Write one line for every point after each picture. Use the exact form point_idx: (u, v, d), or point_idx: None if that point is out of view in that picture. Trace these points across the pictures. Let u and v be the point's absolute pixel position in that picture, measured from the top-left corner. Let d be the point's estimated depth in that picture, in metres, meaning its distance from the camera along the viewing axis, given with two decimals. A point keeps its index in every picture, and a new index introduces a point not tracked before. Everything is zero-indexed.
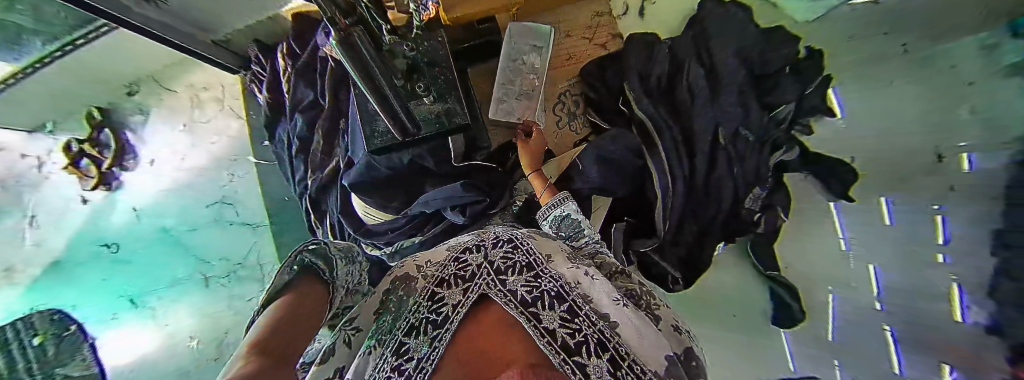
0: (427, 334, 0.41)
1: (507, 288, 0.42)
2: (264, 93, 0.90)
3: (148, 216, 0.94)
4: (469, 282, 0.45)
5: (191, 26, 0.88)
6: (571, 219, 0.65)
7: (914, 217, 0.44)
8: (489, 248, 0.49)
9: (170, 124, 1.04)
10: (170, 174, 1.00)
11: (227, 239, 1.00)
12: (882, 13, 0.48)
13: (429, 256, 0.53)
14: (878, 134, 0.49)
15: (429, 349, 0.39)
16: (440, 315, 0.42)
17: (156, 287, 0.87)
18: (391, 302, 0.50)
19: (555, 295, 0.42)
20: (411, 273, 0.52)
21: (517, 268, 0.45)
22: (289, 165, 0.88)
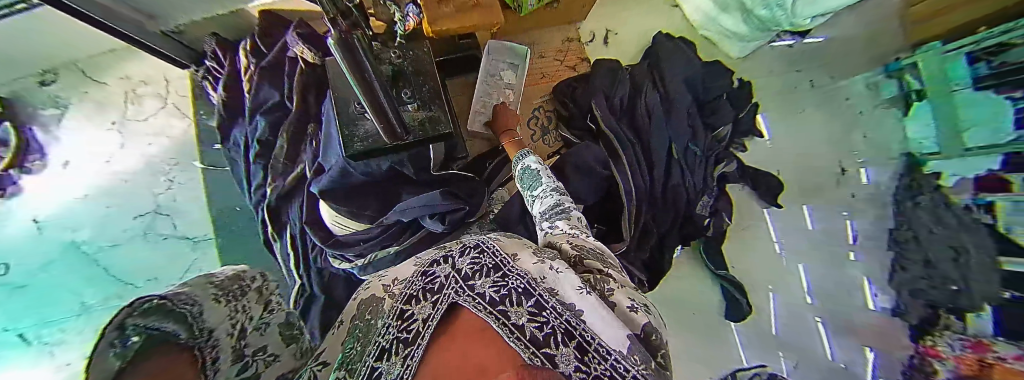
0: (398, 354, 0.32)
1: (477, 294, 0.36)
2: (219, 92, 0.83)
3: (57, 229, 0.79)
4: (439, 293, 0.37)
5: (136, 13, 0.77)
6: (531, 169, 0.66)
7: (831, 222, 0.68)
8: (456, 254, 0.41)
9: (96, 121, 0.88)
10: (89, 179, 0.85)
11: (160, 254, 0.86)
12: (796, 54, 0.81)
13: (400, 272, 0.44)
14: (795, 149, 0.80)
15: (401, 369, 0.31)
16: (410, 333, 0.33)
17: (57, 318, 0.72)
18: (357, 331, 0.37)
19: (522, 292, 0.36)
20: (378, 295, 0.41)
21: (484, 271, 0.38)
22: (246, 171, 0.81)
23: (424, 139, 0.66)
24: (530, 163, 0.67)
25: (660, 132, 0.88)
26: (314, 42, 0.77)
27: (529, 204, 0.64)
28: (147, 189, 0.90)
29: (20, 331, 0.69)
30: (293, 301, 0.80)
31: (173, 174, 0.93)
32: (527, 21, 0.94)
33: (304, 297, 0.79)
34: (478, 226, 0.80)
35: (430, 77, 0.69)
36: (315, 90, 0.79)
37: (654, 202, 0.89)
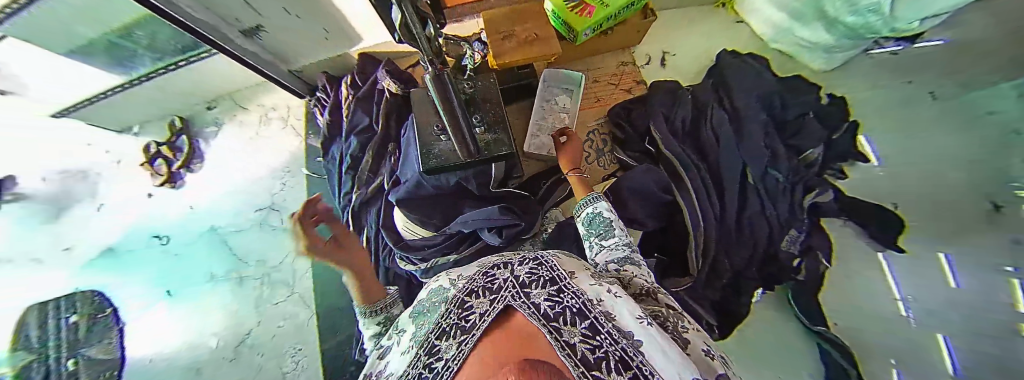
0: (455, 338, 0.32)
1: (532, 301, 0.34)
2: (325, 116, 1.02)
3: (201, 213, 1.07)
4: (497, 292, 0.36)
5: (270, 54, 0.92)
6: (603, 217, 0.64)
7: (988, 281, 0.53)
8: (516, 263, 0.41)
9: (240, 136, 1.13)
10: (231, 180, 1.10)
11: (265, 241, 1.02)
12: (897, 59, 0.82)
13: (462, 270, 0.45)
14: (921, 178, 0.70)
15: (455, 353, 0.30)
16: (467, 322, 0.33)
17: (190, 281, 1.00)
18: (425, 307, 0.42)
19: (578, 311, 0.32)
20: (444, 286, 0.43)
21: (540, 281, 0.37)
22: (338, 180, 0.96)
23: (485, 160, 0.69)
24: (601, 209, 0.65)
25: (729, 153, 0.81)
26: (399, 76, 0.93)
27: (589, 251, 0.61)
28: (267, 189, 1.08)
29: (170, 289, 0.99)
30: None
31: (285, 180, 1.08)
32: (586, 49, 0.95)
33: None
34: (531, 244, 0.82)
35: (492, 103, 0.75)
36: (397, 117, 0.94)
37: (728, 232, 0.79)
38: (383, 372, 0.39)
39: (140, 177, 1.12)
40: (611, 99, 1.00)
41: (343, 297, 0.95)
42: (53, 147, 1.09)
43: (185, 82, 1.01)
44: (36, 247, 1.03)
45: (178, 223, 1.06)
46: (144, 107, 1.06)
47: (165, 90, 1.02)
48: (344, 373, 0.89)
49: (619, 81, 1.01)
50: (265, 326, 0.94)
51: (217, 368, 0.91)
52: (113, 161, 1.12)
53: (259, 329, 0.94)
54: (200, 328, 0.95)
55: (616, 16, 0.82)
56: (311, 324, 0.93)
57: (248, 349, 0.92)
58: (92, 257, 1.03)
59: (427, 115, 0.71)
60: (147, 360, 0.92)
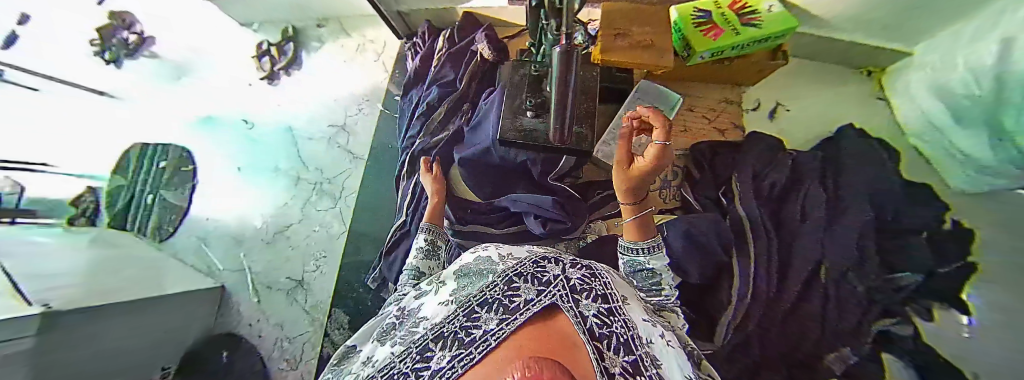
0: (496, 313, 0.29)
1: (581, 311, 0.30)
2: (416, 60, 1.04)
3: (286, 113, 1.18)
4: (548, 285, 0.32)
5: None
6: (651, 269, 0.55)
7: None
8: (565, 262, 0.37)
9: (336, 56, 1.20)
10: (316, 92, 1.18)
11: (325, 156, 1.11)
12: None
13: (515, 250, 0.42)
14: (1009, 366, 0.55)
15: (497, 326, 0.27)
16: (512, 302, 0.30)
17: (258, 167, 1.15)
18: (470, 272, 0.41)
19: (626, 345, 0.29)
20: (492, 258, 0.41)
21: (594, 294, 0.33)
22: (408, 123, 0.99)
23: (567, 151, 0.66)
24: (655, 265, 0.55)
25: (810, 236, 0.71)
26: (496, 44, 0.92)
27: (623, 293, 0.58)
28: (342, 111, 1.15)
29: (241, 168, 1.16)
30: (393, 231, 0.91)
31: (362, 107, 1.14)
32: (691, 72, 0.87)
33: (400, 231, 0.88)
34: (566, 244, 0.80)
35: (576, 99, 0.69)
36: (481, 81, 0.94)
37: (779, 315, 0.68)
38: (416, 313, 0.39)
39: (248, 67, 1.26)
40: (698, 134, 0.93)
41: (375, 227, 1.00)
42: (199, 28, 1.32)
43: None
44: (173, 100, 1.28)
45: (267, 116, 1.19)
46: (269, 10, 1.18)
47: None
48: (353, 292, 0.95)
49: (715, 118, 0.93)
50: (303, 226, 1.05)
51: (254, 247, 1.06)
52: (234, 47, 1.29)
53: (295, 230, 1.05)
54: (252, 208, 1.10)
55: (740, 49, 0.73)
56: (341, 240, 1.01)
57: (283, 240, 1.05)
58: (200, 121, 1.24)
59: (517, 85, 0.70)
60: (205, 218, 1.13)
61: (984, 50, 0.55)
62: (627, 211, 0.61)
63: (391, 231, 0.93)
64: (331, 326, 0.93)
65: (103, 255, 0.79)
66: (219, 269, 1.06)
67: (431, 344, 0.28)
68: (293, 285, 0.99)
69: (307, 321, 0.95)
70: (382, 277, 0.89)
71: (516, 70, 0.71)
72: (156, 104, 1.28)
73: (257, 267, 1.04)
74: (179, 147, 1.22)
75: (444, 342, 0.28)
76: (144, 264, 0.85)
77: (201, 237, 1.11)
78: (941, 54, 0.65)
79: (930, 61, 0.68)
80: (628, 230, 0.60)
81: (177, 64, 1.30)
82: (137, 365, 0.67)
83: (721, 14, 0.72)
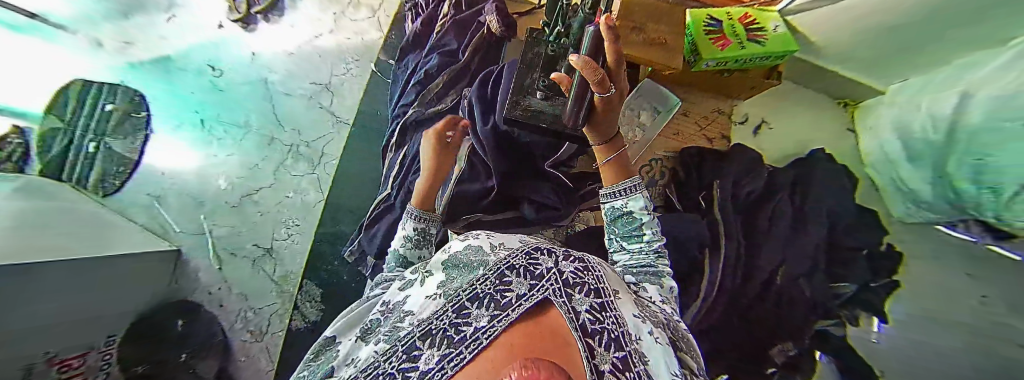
0: (488, 311, 0.25)
1: (575, 306, 0.26)
2: (416, 24, 0.97)
3: (261, 63, 1.06)
4: (541, 279, 0.28)
5: None
6: (630, 215, 0.51)
7: None
8: (558, 254, 0.32)
9: (326, 7, 1.08)
10: (299, 44, 1.07)
11: (304, 116, 1.02)
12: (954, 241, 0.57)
13: (507, 239, 0.37)
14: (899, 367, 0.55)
15: (489, 323, 0.23)
16: (504, 297, 0.26)
17: (223, 120, 1.03)
18: (458, 261, 0.35)
19: (618, 345, 0.24)
20: (482, 246, 0.36)
21: (586, 288, 0.28)
22: (402, 91, 0.93)
23: (572, 136, 0.66)
24: (633, 207, 0.51)
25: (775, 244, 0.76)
26: (505, 18, 0.88)
27: (608, 247, 0.54)
28: (329, 69, 1.05)
29: (203, 118, 1.04)
30: (376, 204, 0.86)
31: (350, 67, 1.05)
32: (694, 77, 0.89)
33: (384, 204, 0.83)
34: (555, 230, 0.83)
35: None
36: (485, 54, 0.89)
37: (736, 309, 0.74)
38: (399, 307, 0.33)
39: (219, 4, 1.11)
40: (690, 140, 0.97)
41: (356, 200, 0.95)
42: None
43: None
44: (126, 30, 1.10)
45: (240, 63, 1.07)
46: None
47: None
48: (328, 265, 0.90)
49: (706, 125, 0.97)
50: (275, 192, 0.97)
51: (218, 209, 0.97)
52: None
53: (266, 192, 0.97)
54: (216, 164, 1.00)
55: (741, 64, 0.75)
56: (318, 209, 0.95)
57: (251, 205, 0.96)
58: (157, 59, 1.09)
59: (530, 65, 0.66)
60: (159, 172, 1.01)
61: (946, 98, 0.61)
62: (602, 152, 0.53)
63: (373, 204, 0.88)
64: (302, 299, 0.89)
65: (34, 204, 0.69)
66: (176, 230, 0.96)
67: (418, 341, 0.24)
68: (261, 252, 0.93)
69: (276, 293, 0.90)
70: (360, 251, 0.85)
71: (529, 48, 0.67)
72: (105, 33, 1.10)
73: (219, 231, 0.95)
74: (129, 89, 1.06)
75: (431, 340, 0.24)
76: (86, 221, 0.76)
77: (156, 195, 0.99)
78: (909, 94, 0.72)
79: (900, 100, 0.74)
80: (606, 174, 0.54)
81: None
82: (81, 332, 0.61)
83: (731, 25, 0.74)
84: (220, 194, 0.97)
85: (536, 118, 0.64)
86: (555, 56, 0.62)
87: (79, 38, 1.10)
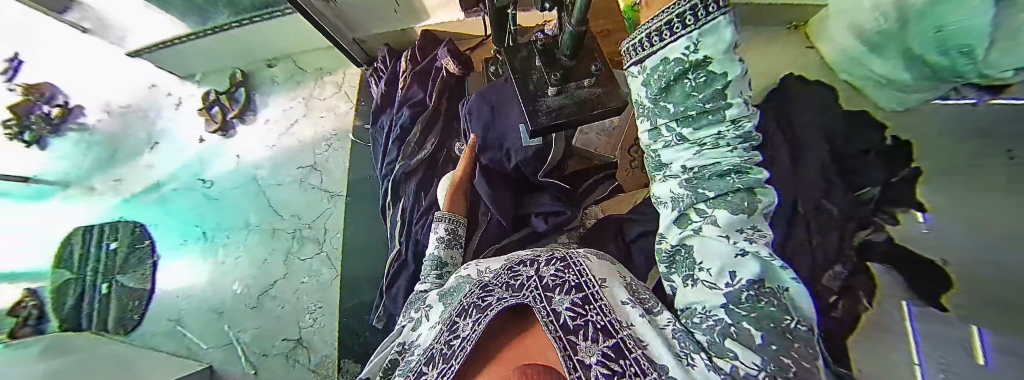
0: (470, 316, 0.36)
1: (553, 307, 0.33)
2: (381, 86, 1.02)
3: (246, 165, 1.10)
4: (518, 290, 0.36)
5: (339, 20, 0.95)
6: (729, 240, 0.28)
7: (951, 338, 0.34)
8: (543, 260, 0.39)
9: (292, 96, 1.14)
10: (279, 139, 1.11)
11: (300, 200, 1.04)
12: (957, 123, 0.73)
13: (492, 263, 0.45)
14: None
15: (470, 331, 0.34)
16: (485, 301, 0.36)
17: (223, 227, 1.04)
18: (455, 292, 0.43)
19: (602, 328, 0.30)
20: (470, 275, 0.44)
21: (564, 286, 0.35)
22: (384, 150, 0.96)
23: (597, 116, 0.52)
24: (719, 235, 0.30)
25: None
26: (459, 57, 0.94)
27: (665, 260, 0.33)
28: (312, 150, 1.08)
29: (204, 230, 1.05)
30: (390, 264, 0.85)
31: (331, 143, 1.08)
32: None
33: (398, 262, 0.82)
34: (567, 235, 0.80)
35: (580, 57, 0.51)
36: (451, 94, 0.95)
37: None
38: (413, 343, 0.42)
39: (197, 121, 1.16)
40: None
41: (369, 266, 0.94)
42: (129, 87, 1.21)
43: (247, 37, 1.06)
44: (115, 170, 1.15)
45: (228, 171, 1.10)
46: (213, 56, 1.13)
47: (227, 44, 1.08)
48: (360, 338, 0.88)
49: None
50: (289, 282, 0.96)
51: (238, 315, 0.95)
52: (175, 102, 1.19)
53: (278, 284, 0.96)
54: (225, 273, 1.00)
55: None
56: (334, 287, 0.94)
57: (269, 301, 0.95)
58: (147, 188, 1.12)
59: (525, 66, 0.56)
60: (173, 296, 1.00)
61: None
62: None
63: (387, 266, 0.87)
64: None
65: (61, 366, 0.69)
66: (203, 348, 0.94)
67: (423, 366, 0.35)
68: (292, 345, 0.91)
69: None
70: (387, 315, 0.83)
71: (511, 57, 0.57)
72: (96, 178, 1.14)
73: (245, 336, 0.93)
74: (128, 225, 1.08)
75: (433, 361, 0.34)
76: (114, 365, 0.75)
77: (175, 318, 0.98)
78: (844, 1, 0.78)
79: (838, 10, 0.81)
80: None
81: (113, 130, 1.18)
82: None
83: None
84: (235, 300, 0.97)
85: (560, 117, 0.52)
86: (546, 47, 0.51)
87: (74, 190, 1.14)
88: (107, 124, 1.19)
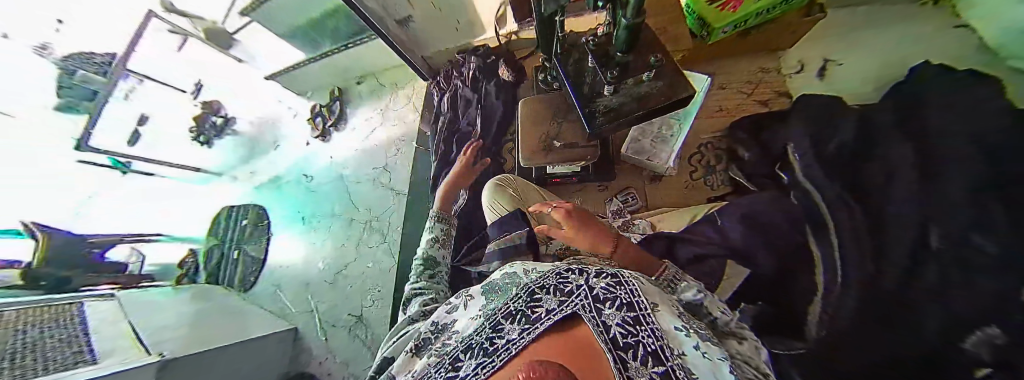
0: (519, 322, 0.31)
1: (604, 320, 0.26)
2: (443, 98, 1.15)
3: (335, 164, 1.32)
4: (571, 294, 0.30)
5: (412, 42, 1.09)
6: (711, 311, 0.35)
7: None
8: (595, 272, 0.33)
9: (372, 108, 1.34)
10: (360, 141, 1.30)
11: (372, 197, 1.20)
12: None
13: (542, 265, 0.41)
14: None
15: (518, 335, 0.30)
16: (534, 312, 0.31)
17: (317, 212, 1.27)
18: (506, 285, 0.41)
19: (652, 353, 0.23)
20: (520, 272, 0.41)
21: (624, 298, 0.28)
22: (443, 154, 1.08)
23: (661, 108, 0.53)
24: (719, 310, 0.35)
25: None
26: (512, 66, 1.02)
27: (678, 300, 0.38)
28: (383, 153, 1.25)
29: (302, 215, 1.30)
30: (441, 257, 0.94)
31: (400, 148, 1.23)
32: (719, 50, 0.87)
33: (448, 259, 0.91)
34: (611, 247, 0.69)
35: (636, 52, 0.53)
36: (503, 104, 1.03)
37: (883, 303, 0.54)
38: (448, 327, 0.43)
39: (305, 128, 1.45)
40: (739, 111, 0.91)
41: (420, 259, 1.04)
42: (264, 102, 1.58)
43: (344, 59, 1.28)
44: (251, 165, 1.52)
45: (323, 167, 1.34)
46: (321, 79, 1.42)
47: (331, 67, 1.32)
48: None
49: (751, 90, 0.92)
50: (358, 264, 1.12)
51: (319, 288, 1.15)
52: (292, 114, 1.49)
53: (349, 266, 1.13)
54: (312, 254, 1.21)
55: (763, 14, 0.73)
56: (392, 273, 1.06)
57: (343, 280, 1.12)
58: (269, 181, 1.44)
59: (579, 69, 0.60)
60: (278, 267, 1.26)
61: None
62: None
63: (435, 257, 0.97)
64: None
65: (207, 310, 0.94)
66: (292, 311, 1.16)
67: (461, 354, 0.35)
68: (354, 321, 1.05)
69: (370, 356, 0.99)
70: None
71: (564, 62, 0.62)
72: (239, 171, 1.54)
73: (323, 306, 1.12)
74: (254, 208, 1.40)
75: (472, 352, 0.33)
76: (231, 315, 0.96)
77: (277, 284, 1.23)
78: None
79: None
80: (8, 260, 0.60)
81: (252, 134, 1.55)
82: None
83: None
84: (318, 277, 1.16)
85: (620, 113, 0.55)
86: (599, 47, 0.54)
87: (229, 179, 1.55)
88: (248, 129, 1.56)
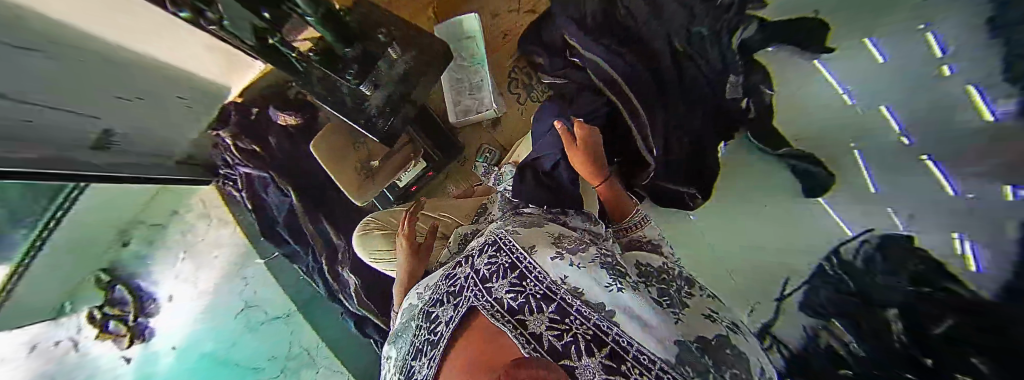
0: (429, 354, 0.35)
1: (495, 295, 0.34)
2: (247, 199, 1.04)
3: (186, 350, 1.01)
4: (461, 295, 0.37)
5: (142, 155, 0.85)
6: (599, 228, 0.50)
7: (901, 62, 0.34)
8: (477, 255, 0.41)
9: (172, 257, 1.06)
10: (193, 299, 1.04)
11: (268, 338, 1.06)
12: None
13: (432, 281, 0.47)
14: None
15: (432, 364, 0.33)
16: (437, 333, 0.36)
17: None
18: (410, 323, 0.45)
19: (541, 295, 0.33)
20: (416, 304, 0.46)
21: (501, 269, 0.36)
22: (297, 248, 1.03)
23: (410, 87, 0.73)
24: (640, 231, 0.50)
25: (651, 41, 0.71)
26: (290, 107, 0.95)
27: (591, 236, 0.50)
28: (233, 292, 1.07)
29: None
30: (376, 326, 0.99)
31: (246, 277, 1.08)
32: None
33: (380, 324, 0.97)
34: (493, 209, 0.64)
35: (363, 43, 0.64)
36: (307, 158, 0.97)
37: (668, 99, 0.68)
38: None
39: None
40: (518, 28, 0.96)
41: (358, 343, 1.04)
42: None
43: (74, 227, 0.92)
44: None
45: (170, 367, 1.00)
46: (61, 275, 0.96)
47: (61, 251, 0.92)
48: None
49: (519, 5, 0.95)
50: None
51: None
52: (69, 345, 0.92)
53: None
54: None
55: None
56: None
57: None
58: None
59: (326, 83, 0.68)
60: None
61: None
62: None
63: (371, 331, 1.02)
64: None
65: None
66: None
67: None
68: None
69: None
70: None
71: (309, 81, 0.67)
72: None
73: None
74: None
75: None
76: None
77: None
78: None
79: None
80: None
81: None
82: None
83: None
84: None
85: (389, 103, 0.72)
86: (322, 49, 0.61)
87: None
88: None
